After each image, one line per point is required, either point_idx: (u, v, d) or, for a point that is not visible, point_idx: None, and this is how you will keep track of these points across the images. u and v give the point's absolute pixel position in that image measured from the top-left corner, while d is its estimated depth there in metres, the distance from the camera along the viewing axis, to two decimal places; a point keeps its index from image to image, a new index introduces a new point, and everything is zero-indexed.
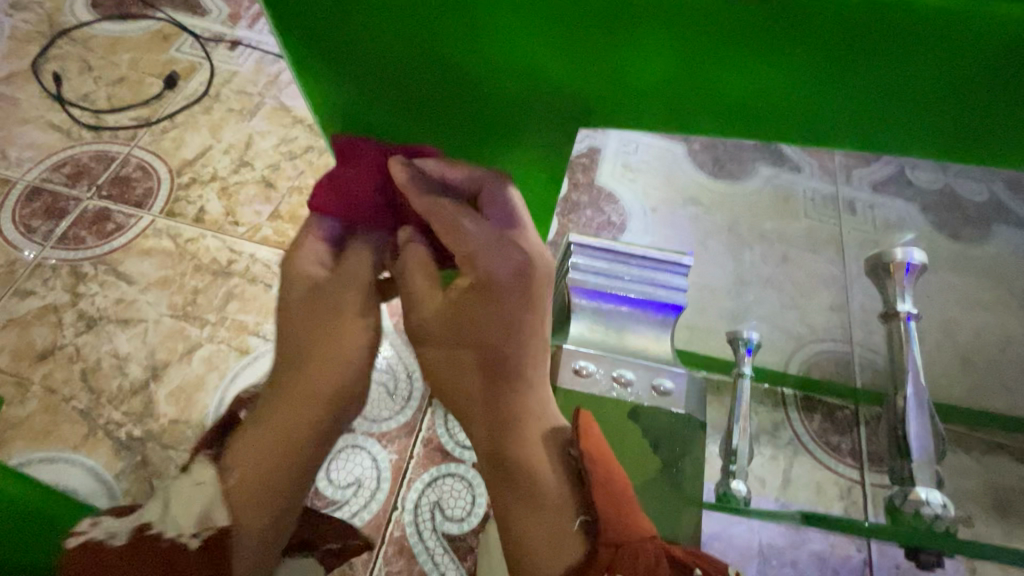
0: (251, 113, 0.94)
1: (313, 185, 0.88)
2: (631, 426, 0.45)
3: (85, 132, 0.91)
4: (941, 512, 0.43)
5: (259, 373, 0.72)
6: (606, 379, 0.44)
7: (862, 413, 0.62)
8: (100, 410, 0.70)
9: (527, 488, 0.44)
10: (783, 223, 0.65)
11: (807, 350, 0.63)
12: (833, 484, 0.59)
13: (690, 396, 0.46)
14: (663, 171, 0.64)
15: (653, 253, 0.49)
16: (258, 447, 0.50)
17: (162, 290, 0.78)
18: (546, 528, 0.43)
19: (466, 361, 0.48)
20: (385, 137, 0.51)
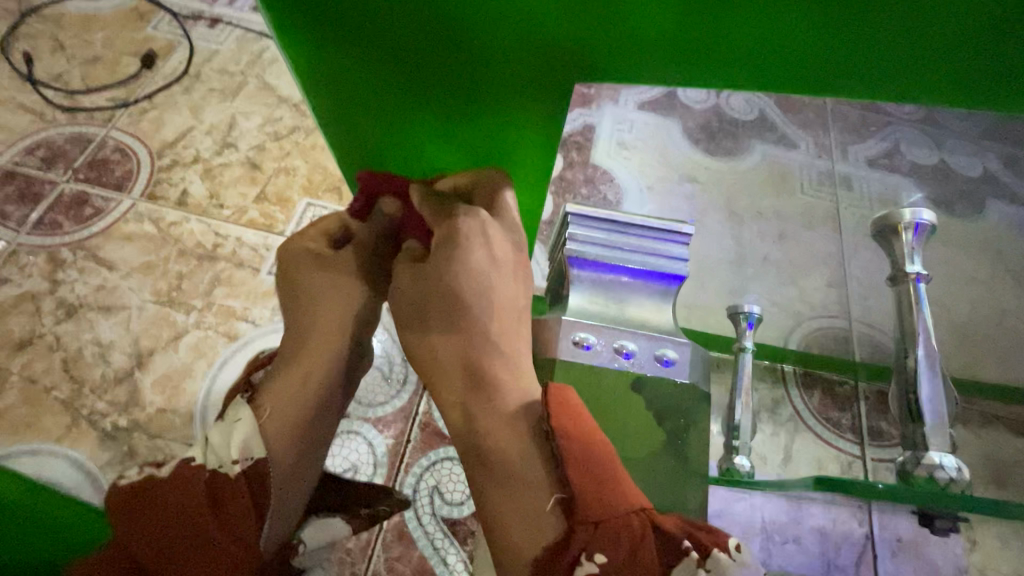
0: (233, 93, 0.91)
1: (300, 166, 0.85)
2: (636, 396, 0.42)
3: (59, 113, 0.87)
4: (955, 475, 0.41)
5: (250, 359, 0.70)
6: (608, 351, 0.43)
7: (862, 389, 0.62)
8: (83, 400, 0.67)
9: (497, 466, 0.41)
10: (778, 197, 0.62)
11: (806, 327, 0.63)
12: (834, 459, 0.59)
13: (695, 367, 0.45)
14: (658, 146, 0.62)
15: (652, 221, 0.47)
16: (294, 398, 0.49)
17: (145, 275, 0.75)
18: (518, 508, 0.40)
19: (444, 332, 0.47)
20: (376, 130, 0.48)
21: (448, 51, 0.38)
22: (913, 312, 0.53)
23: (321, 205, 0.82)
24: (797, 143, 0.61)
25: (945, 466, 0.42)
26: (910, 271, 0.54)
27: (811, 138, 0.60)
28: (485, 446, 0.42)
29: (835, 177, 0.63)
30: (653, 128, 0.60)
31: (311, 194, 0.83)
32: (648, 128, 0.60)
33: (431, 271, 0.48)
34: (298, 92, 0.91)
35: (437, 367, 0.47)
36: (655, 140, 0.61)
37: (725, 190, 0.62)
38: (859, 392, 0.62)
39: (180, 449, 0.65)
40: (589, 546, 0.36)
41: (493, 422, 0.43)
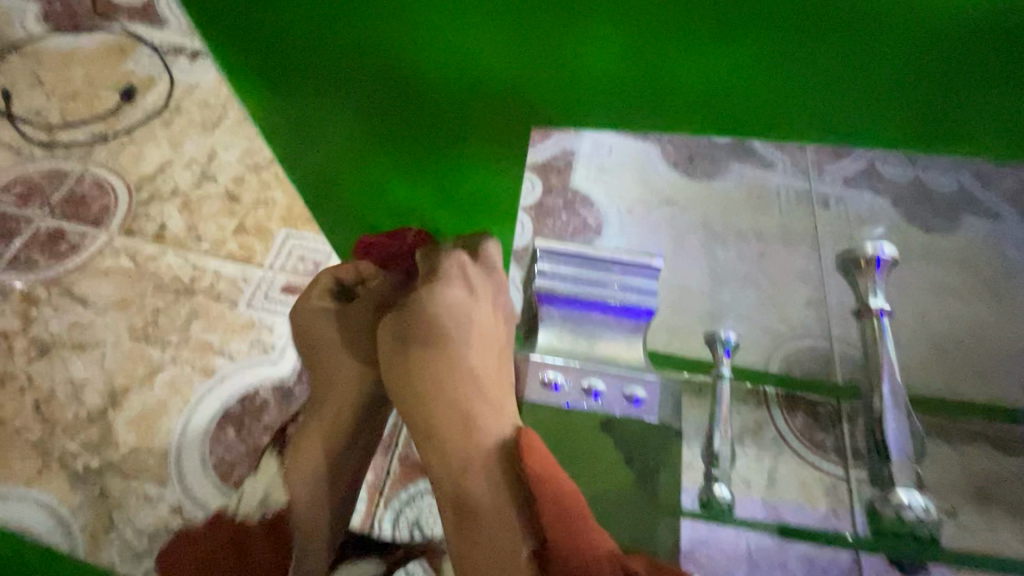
0: (213, 125, 0.91)
1: (279, 197, 0.85)
2: (603, 437, 0.43)
3: (37, 149, 0.88)
4: (922, 514, 0.50)
5: (225, 395, 0.70)
6: (576, 390, 0.44)
7: (845, 409, 0.59)
8: (54, 441, 0.66)
9: (475, 511, 0.42)
10: (758, 217, 0.58)
11: (788, 347, 0.61)
12: (817, 481, 0.55)
13: (664, 402, 0.45)
14: (636, 173, 0.54)
15: (622, 255, 0.46)
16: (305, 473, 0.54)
17: (121, 311, 0.75)
18: (500, 552, 0.40)
19: (423, 366, 0.46)
20: (346, 166, 0.54)
21: (386, 98, 0.44)
22: (878, 343, 0.58)
23: (301, 235, 0.81)
24: (776, 164, 0.51)
25: (912, 504, 0.51)
26: (875, 305, 0.58)
27: (789, 159, 0.50)
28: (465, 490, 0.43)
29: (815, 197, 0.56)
30: (632, 156, 0.51)
31: (290, 224, 0.83)
32: (626, 155, 0.52)
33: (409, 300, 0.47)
34: None
35: (418, 402, 0.46)
36: (634, 169, 0.53)
37: (700, 214, 0.57)
38: (842, 413, 0.59)
39: (152, 490, 0.64)
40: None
41: (472, 460, 0.44)
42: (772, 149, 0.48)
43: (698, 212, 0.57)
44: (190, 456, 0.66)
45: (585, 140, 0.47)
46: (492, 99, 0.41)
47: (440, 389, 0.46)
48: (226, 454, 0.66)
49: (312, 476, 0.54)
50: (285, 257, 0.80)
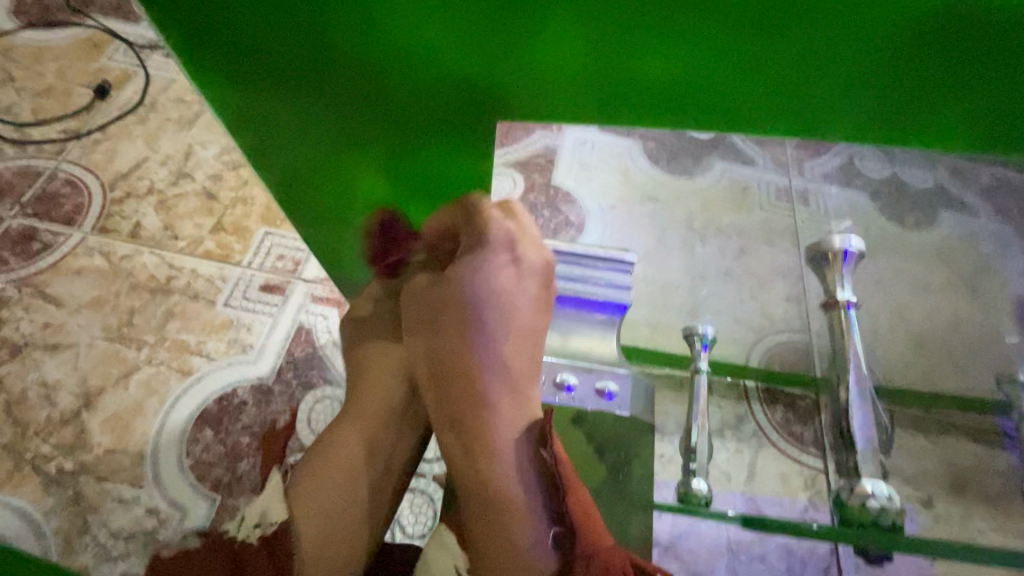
0: (190, 122, 0.90)
1: (258, 194, 0.84)
2: (575, 432, 0.42)
3: (8, 147, 0.86)
4: (888, 504, 0.40)
5: (202, 395, 0.69)
6: (548, 385, 0.43)
7: (823, 402, 0.59)
8: (26, 444, 0.65)
9: (490, 504, 0.39)
10: (736, 217, 0.57)
11: (767, 341, 0.62)
12: (798, 475, 0.57)
13: (636, 398, 0.45)
14: (617, 168, 0.51)
15: (595, 250, 0.46)
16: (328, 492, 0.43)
17: (95, 311, 0.73)
18: (516, 543, 0.38)
19: (452, 350, 0.42)
20: (318, 181, 0.47)
21: (340, 106, 0.38)
22: (845, 337, 0.55)
23: (280, 234, 0.81)
24: (756, 160, 0.47)
25: (876, 493, 0.41)
26: (841, 298, 0.55)
27: (772, 156, 0.46)
28: (478, 482, 0.39)
29: (795, 194, 0.54)
30: (610, 152, 0.48)
31: (269, 222, 0.82)
32: (605, 151, 0.48)
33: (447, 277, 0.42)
34: None
35: (437, 391, 0.42)
36: (613, 165, 0.50)
37: (680, 213, 0.56)
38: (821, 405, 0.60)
39: (127, 492, 0.63)
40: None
41: (494, 437, 0.40)
42: (751, 144, 0.43)
43: (678, 210, 0.57)
44: (165, 457, 0.65)
45: (568, 137, 0.44)
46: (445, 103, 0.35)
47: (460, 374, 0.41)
48: (203, 454, 0.65)
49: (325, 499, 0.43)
50: (264, 256, 0.79)
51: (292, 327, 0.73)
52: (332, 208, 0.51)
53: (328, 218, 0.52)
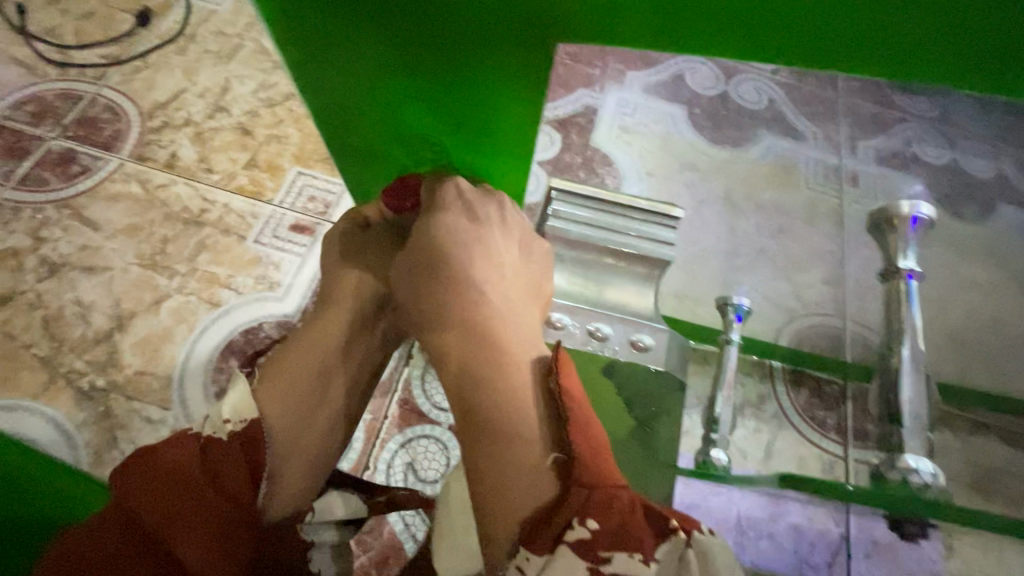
0: (228, 56, 0.89)
1: (293, 134, 0.83)
2: (606, 383, 0.42)
3: (51, 68, 0.86)
4: (930, 480, 0.44)
5: (225, 328, 0.70)
6: (581, 332, 0.43)
7: (851, 389, 0.53)
8: (61, 358, 0.67)
9: (495, 428, 0.35)
10: (782, 192, 0.55)
11: (798, 323, 0.56)
12: (817, 458, 0.48)
13: (673, 355, 0.43)
14: (660, 138, 0.55)
15: (640, 203, 0.44)
16: (288, 393, 0.44)
17: (130, 237, 0.75)
18: (511, 472, 0.34)
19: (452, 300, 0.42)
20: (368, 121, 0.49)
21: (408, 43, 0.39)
22: (903, 310, 0.52)
23: (312, 174, 0.80)
24: (805, 134, 0.54)
25: (920, 470, 0.45)
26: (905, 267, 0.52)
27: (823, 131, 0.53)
28: (480, 401, 0.37)
29: (842, 173, 0.55)
30: (657, 117, 0.55)
31: (302, 162, 0.81)
32: (652, 116, 0.55)
33: (442, 214, 0.45)
34: None
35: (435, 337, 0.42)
36: (658, 132, 0.55)
37: (721, 182, 0.56)
38: (847, 394, 0.53)
39: (155, 413, 0.65)
40: (582, 513, 0.31)
41: (510, 360, 0.38)
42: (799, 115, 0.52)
43: (719, 179, 0.56)
44: (192, 383, 0.66)
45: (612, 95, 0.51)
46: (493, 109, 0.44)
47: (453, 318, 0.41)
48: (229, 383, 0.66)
49: (286, 405, 0.44)
50: (295, 195, 0.79)
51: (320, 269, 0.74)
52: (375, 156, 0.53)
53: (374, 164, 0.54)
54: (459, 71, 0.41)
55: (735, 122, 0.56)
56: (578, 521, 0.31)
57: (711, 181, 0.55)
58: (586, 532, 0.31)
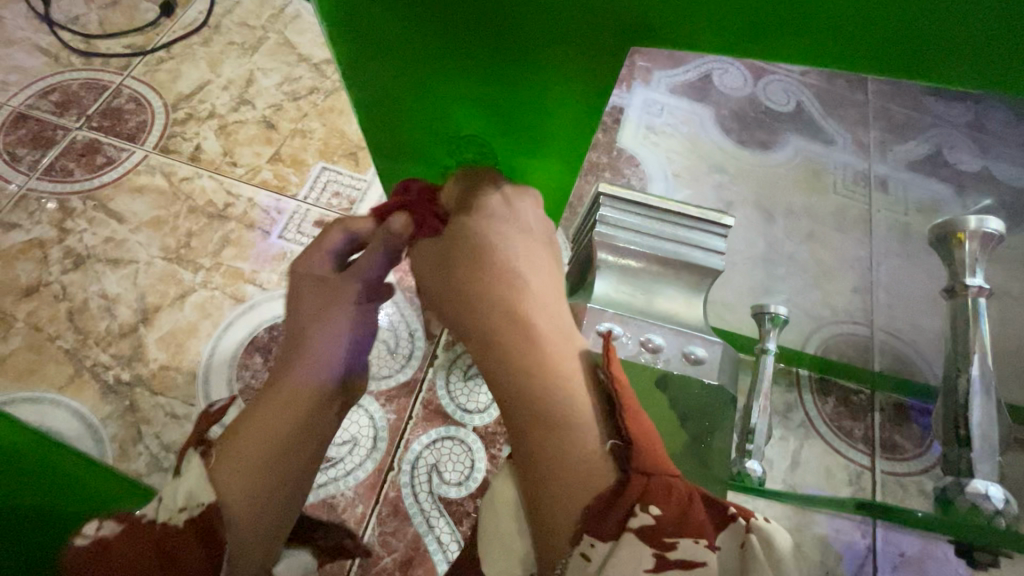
0: (252, 48, 0.88)
1: (317, 129, 0.82)
2: (658, 394, 0.40)
3: (75, 58, 0.85)
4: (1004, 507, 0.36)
5: (247, 323, 0.69)
6: (633, 344, 0.40)
7: (878, 400, 0.64)
8: (87, 351, 0.67)
9: (552, 417, 0.40)
10: (821, 192, 0.65)
11: (826, 332, 0.62)
12: (843, 468, 0.59)
13: (723, 367, 0.41)
14: (704, 125, 0.66)
15: (690, 210, 0.42)
16: (261, 443, 0.45)
17: (154, 230, 0.74)
18: (569, 457, 0.38)
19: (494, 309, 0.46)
20: (416, 104, 0.46)
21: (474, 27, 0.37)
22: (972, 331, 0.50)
23: (337, 170, 0.79)
24: None
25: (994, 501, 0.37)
26: (972, 284, 0.51)
27: None
28: (533, 396, 0.41)
29: (885, 174, 0.65)
30: None
31: (326, 158, 0.80)
32: None
33: (471, 233, 0.49)
34: (319, 52, 0.88)
35: (482, 345, 0.45)
36: None
37: (767, 177, 0.64)
38: (874, 402, 0.65)
39: (180, 408, 0.65)
40: (642, 500, 0.35)
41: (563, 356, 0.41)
42: None
43: None
44: (216, 379, 0.66)
45: (645, 92, 0.56)
46: (550, 117, 0.44)
47: (498, 323, 0.45)
48: (253, 380, 0.66)
49: (263, 458, 0.44)
50: (320, 191, 0.78)
51: None
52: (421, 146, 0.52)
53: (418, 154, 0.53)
54: (519, 82, 0.41)
55: None
56: (640, 506, 0.34)
57: (751, 171, 0.64)
58: (650, 517, 0.34)
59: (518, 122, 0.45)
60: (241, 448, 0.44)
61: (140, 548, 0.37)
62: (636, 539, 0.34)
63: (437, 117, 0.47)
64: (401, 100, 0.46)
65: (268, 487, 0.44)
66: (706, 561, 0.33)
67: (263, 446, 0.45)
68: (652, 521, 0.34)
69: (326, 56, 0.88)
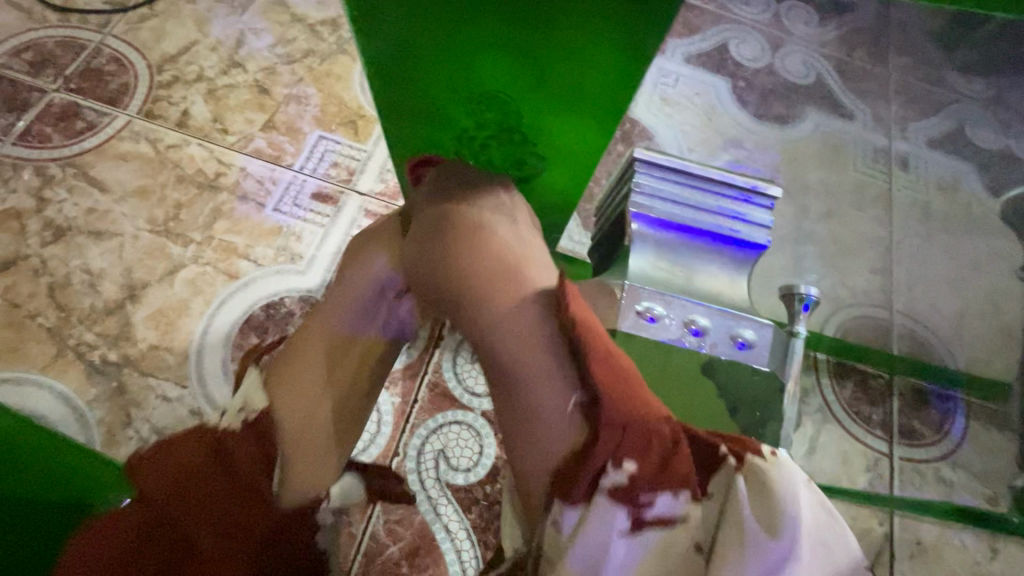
0: (242, 6, 0.82)
1: (313, 95, 0.77)
2: (705, 381, 0.40)
3: (50, 13, 0.79)
4: None
5: (242, 300, 0.65)
6: (676, 326, 0.39)
7: (897, 384, 0.65)
8: (70, 329, 0.63)
9: (516, 378, 0.38)
10: (830, 172, 0.73)
11: (844, 313, 0.67)
12: (861, 455, 0.63)
13: (774, 353, 0.40)
14: (706, 107, 0.76)
15: (733, 178, 0.42)
16: (297, 376, 0.49)
17: (141, 201, 0.69)
18: (536, 417, 0.37)
19: (466, 279, 0.42)
20: (432, 53, 0.37)
21: None
22: None
23: (335, 139, 0.75)
24: (852, 117, 0.75)
25: None
26: None
27: (866, 113, 0.76)
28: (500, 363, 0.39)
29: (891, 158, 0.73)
30: (701, 89, 0.76)
31: (324, 125, 0.75)
32: (698, 88, 0.76)
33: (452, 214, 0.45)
34: (315, 12, 0.82)
35: (450, 312, 0.43)
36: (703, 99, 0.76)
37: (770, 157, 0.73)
38: (892, 387, 0.65)
39: (172, 390, 0.61)
40: (618, 454, 0.34)
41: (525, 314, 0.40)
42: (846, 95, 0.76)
43: (765, 155, 0.73)
44: (210, 359, 0.63)
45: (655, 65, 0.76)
46: (589, 67, 0.34)
47: (466, 288, 0.42)
48: None
49: (298, 395, 0.49)
50: (317, 160, 0.73)
51: (345, 240, 0.69)
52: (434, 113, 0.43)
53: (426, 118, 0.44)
54: (555, 7, 0.31)
55: (779, 96, 0.76)
56: (615, 464, 0.34)
57: (754, 150, 0.73)
58: (624, 475, 0.33)
59: (554, 89, 0.37)
60: (281, 378, 0.49)
61: (198, 456, 0.49)
62: (611, 505, 0.33)
63: (457, 72, 0.38)
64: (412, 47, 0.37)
65: (306, 402, 0.49)
66: (687, 516, 0.33)
67: (298, 381, 0.49)
68: (626, 481, 0.33)
69: (322, 17, 0.82)
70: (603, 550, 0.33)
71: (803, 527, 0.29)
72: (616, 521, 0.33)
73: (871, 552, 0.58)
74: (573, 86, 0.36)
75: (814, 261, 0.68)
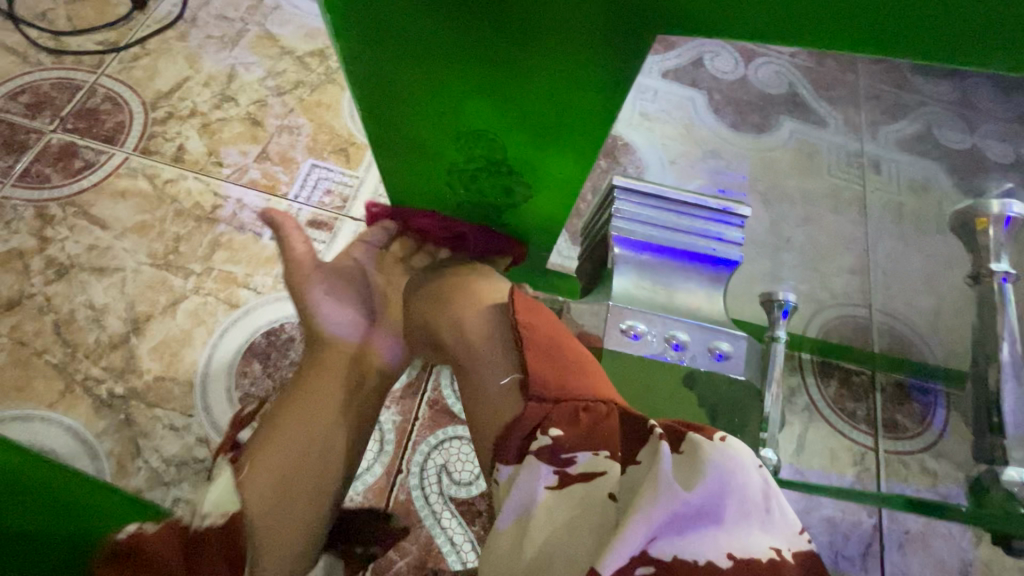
0: (232, 42, 0.84)
1: (304, 125, 0.80)
2: (687, 392, 0.42)
3: (44, 56, 0.81)
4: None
5: (245, 328, 0.67)
6: (659, 341, 0.42)
7: (878, 379, 0.70)
8: (76, 365, 0.64)
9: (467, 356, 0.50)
10: (805, 180, 0.76)
11: (827, 314, 0.71)
12: (847, 450, 0.67)
13: (749, 362, 0.44)
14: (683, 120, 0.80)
15: (706, 201, 0.46)
16: (275, 463, 0.50)
17: (140, 236, 0.71)
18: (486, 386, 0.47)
19: (434, 297, 0.56)
20: (422, 109, 0.41)
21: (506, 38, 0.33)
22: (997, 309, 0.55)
23: (327, 167, 0.77)
24: (827, 123, 0.79)
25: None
26: (997, 271, 0.56)
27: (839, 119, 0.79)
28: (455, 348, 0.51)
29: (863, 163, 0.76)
30: (677, 104, 0.80)
31: (316, 154, 0.78)
32: (674, 104, 0.80)
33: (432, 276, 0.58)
34: (303, 44, 0.85)
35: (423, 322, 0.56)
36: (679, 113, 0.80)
37: (750, 162, 0.77)
38: (874, 382, 0.70)
39: (178, 420, 0.63)
40: (546, 421, 0.39)
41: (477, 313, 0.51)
42: (817, 103, 0.80)
43: (745, 163, 0.77)
44: (216, 387, 0.64)
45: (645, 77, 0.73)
46: (556, 120, 0.39)
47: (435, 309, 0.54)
48: (253, 388, 0.65)
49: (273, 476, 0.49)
50: (311, 189, 0.76)
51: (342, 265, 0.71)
52: (421, 158, 0.47)
53: (414, 162, 0.48)
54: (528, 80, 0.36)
55: (753, 108, 0.81)
56: (542, 429, 0.39)
57: (733, 157, 0.78)
58: (549, 438, 0.38)
59: (531, 142, 0.42)
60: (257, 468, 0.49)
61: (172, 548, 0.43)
62: (538, 460, 0.38)
63: (443, 126, 0.42)
64: (405, 108, 0.41)
65: (303, 470, 0.51)
66: (607, 470, 0.36)
67: (291, 455, 0.51)
68: (551, 440, 0.38)
69: (310, 49, 0.85)
70: (531, 495, 0.36)
71: (726, 485, 0.32)
72: (543, 473, 0.37)
73: (859, 543, 0.61)
74: (547, 142, 0.41)
75: (793, 266, 0.71)
